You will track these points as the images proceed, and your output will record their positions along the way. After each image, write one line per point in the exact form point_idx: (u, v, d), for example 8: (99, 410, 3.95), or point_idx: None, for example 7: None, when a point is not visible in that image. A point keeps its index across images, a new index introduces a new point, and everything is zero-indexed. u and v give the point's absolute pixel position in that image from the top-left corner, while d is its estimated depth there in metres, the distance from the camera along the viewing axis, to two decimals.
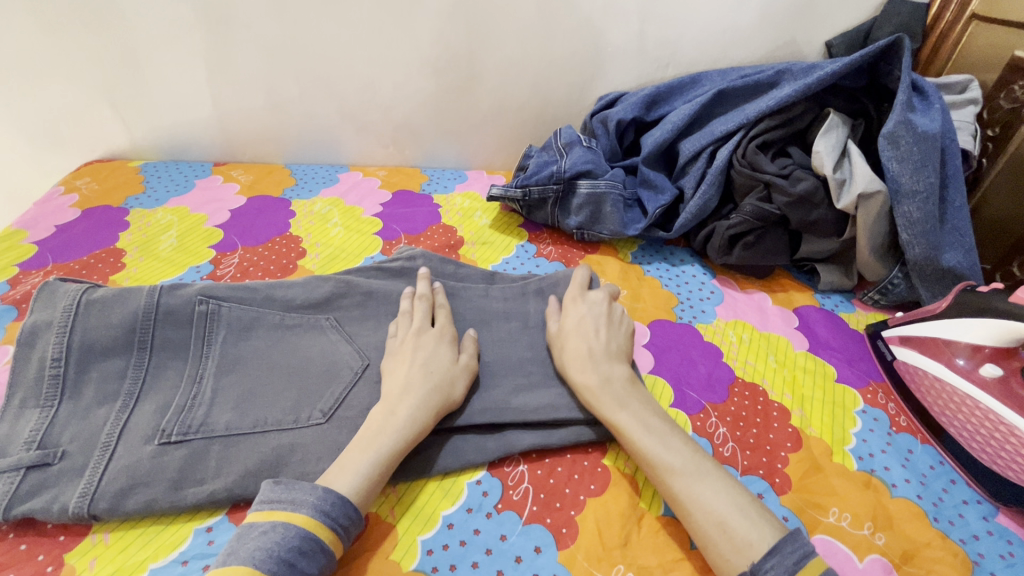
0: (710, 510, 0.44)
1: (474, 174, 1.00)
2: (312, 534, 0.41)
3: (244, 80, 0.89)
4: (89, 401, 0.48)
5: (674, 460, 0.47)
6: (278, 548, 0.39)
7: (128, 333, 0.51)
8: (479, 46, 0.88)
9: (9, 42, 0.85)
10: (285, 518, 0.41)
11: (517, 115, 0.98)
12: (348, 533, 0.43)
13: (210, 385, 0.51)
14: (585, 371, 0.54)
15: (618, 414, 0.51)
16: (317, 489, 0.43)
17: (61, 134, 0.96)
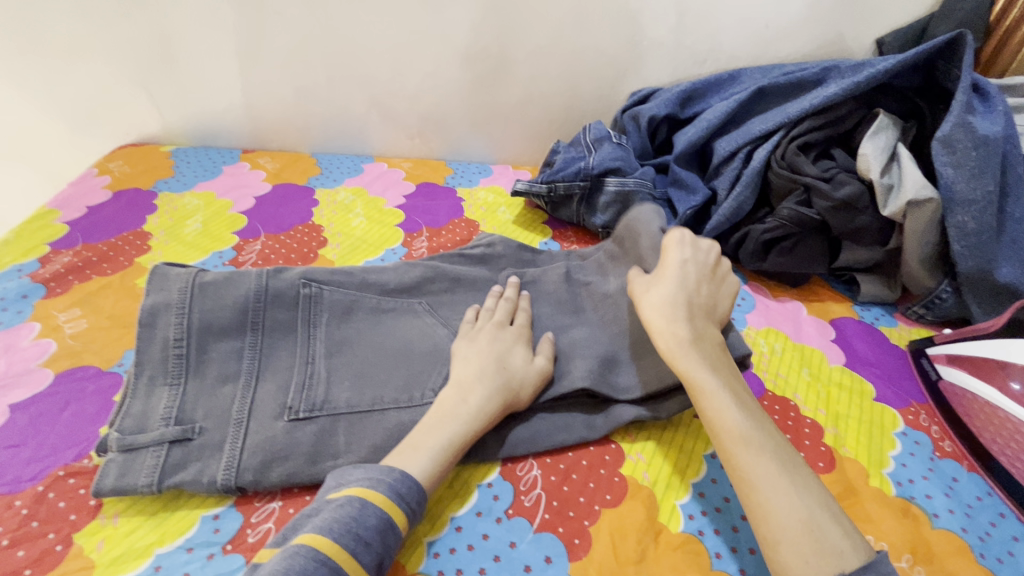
0: (798, 503, 0.40)
1: (499, 169, 0.99)
2: (387, 515, 0.40)
3: (274, 67, 0.89)
4: (212, 379, 0.51)
5: (765, 443, 0.43)
6: (359, 524, 0.39)
7: (241, 316, 0.53)
8: (510, 37, 0.86)
9: (50, 25, 0.86)
10: (362, 495, 0.41)
11: (546, 109, 0.96)
12: (417, 517, 0.43)
13: (323, 364, 0.54)
14: (677, 326, 0.50)
15: (704, 377, 0.47)
16: (395, 471, 0.43)
17: (96, 117, 0.97)
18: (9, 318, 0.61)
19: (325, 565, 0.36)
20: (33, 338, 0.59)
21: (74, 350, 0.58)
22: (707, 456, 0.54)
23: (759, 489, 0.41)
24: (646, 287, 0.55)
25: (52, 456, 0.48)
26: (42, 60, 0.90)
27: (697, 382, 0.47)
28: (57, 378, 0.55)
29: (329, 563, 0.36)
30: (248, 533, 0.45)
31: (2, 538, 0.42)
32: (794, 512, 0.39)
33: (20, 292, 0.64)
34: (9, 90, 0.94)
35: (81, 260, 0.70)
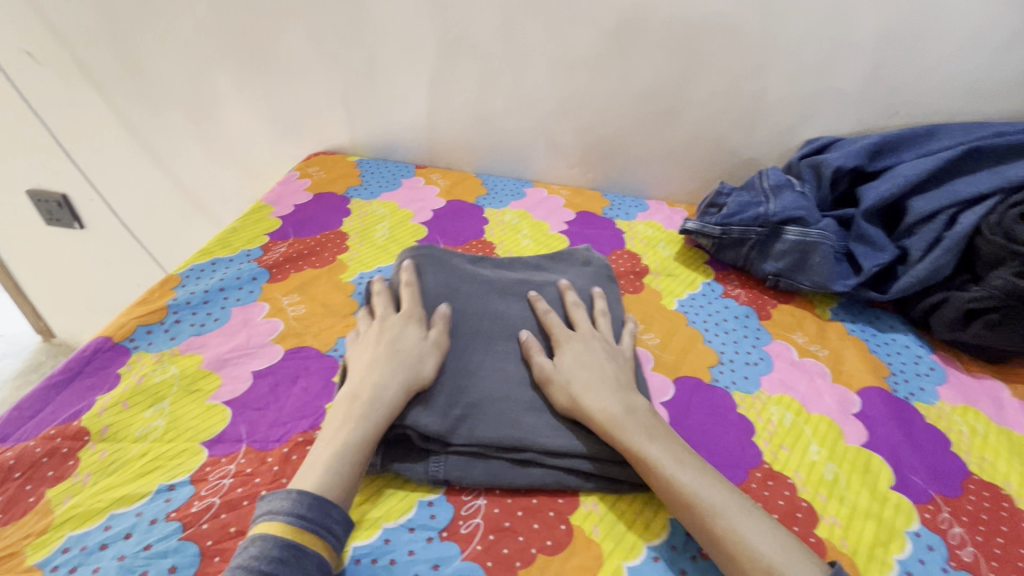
0: (758, 553, 0.42)
1: (654, 204, 1.00)
2: (289, 542, 0.39)
3: (461, 93, 0.98)
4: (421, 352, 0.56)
5: (713, 499, 0.45)
6: (259, 560, 0.38)
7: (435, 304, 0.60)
8: (690, 79, 0.89)
9: (283, 46, 1.00)
10: (264, 532, 0.40)
11: (711, 150, 0.96)
12: (333, 532, 0.42)
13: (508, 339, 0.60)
14: (605, 403, 0.51)
15: (646, 444, 0.49)
16: (289, 492, 0.42)
17: (298, 125, 1.10)
18: (244, 296, 0.71)
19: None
20: (265, 317, 0.67)
21: (298, 331, 0.66)
22: (911, 533, 0.51)
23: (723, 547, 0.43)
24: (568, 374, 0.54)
25: (291, 423, 0.55)
26: (268, 76, 1.05)
27: (642, 455, 0.48)
28: (287, 354, 0.63)
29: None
30: (460, 524, 0.47)
31: (261, 488, 0.48)
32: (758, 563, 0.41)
33: (251, 274, 0.74)
34: (234, 99, 1.09)
35: (295, 252, 0.79)
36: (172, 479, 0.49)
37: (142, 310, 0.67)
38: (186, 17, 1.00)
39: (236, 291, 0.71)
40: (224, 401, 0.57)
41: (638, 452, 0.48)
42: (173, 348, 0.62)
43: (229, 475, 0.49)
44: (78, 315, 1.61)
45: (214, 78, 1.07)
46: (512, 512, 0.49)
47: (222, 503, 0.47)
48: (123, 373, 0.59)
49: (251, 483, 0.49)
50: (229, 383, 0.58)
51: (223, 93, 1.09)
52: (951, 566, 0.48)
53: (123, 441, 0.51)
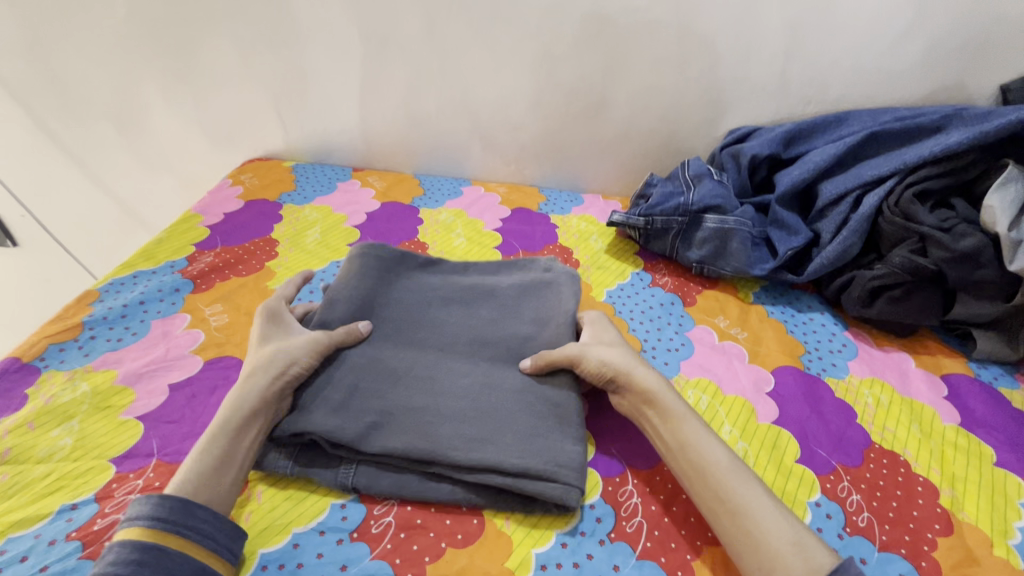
0: (780, 525, 0.44)
1: (590, 198, 1.01)
2: (149, 543, 0.40)
3: (392, 94, 0.98)
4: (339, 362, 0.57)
5: (742, 475, 0.48)
6: (115, 564, 0.39)
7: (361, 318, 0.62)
8: (615, 74, 0.90)
9: (207, 52, 0.98)
10: (124, 537, 0.40)
11: (641, 142, 0.98)
12: (200, 530, 0.42)
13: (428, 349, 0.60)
14: (651, 376, 0.55)
15: (686, 419, 0.52)
16: (150, 497, 0.42)
17: (231, 132, 1.09)
18: (165, 309, 0.69)
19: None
20: (185, 328, 0.67)
21: (219, 341, 0.65)
22: (812, 504, 0.53)
23: (734, 520, 0.45)
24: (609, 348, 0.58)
25: (205, 434, 0.54)
26: (195, 83, 1.02)
27: (680, 425, 0.51)
28: (206, 365, 0.62)
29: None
30: (372, 524, 0.48)
31: None
32: (784, 531, 0.44)
33: (173, 286, 0.73)
34: (163, 108, 1.07)
35: (221, 261, 0.78)
36: (76, 498, 0.48)
37: (55, 328, 0.65)
38: (105, 24, 0.97)
39: (156, 304, 0.70)
40: (136, 415, 0.56)
41: (681, 423, 0.51)
42: (86, 365, 0.61)
43: (137, 491, 0.49)
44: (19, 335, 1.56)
45: (140, 87, 1.05)
46: (424, 509, 0.50)
47: None
48: (31, 393, 0.57)
49: None
50: (143, 398, 0.58)
51: (151, 102, 1.06)
52: (847, 532, 0.50)
53: (27, 462, 0.51)
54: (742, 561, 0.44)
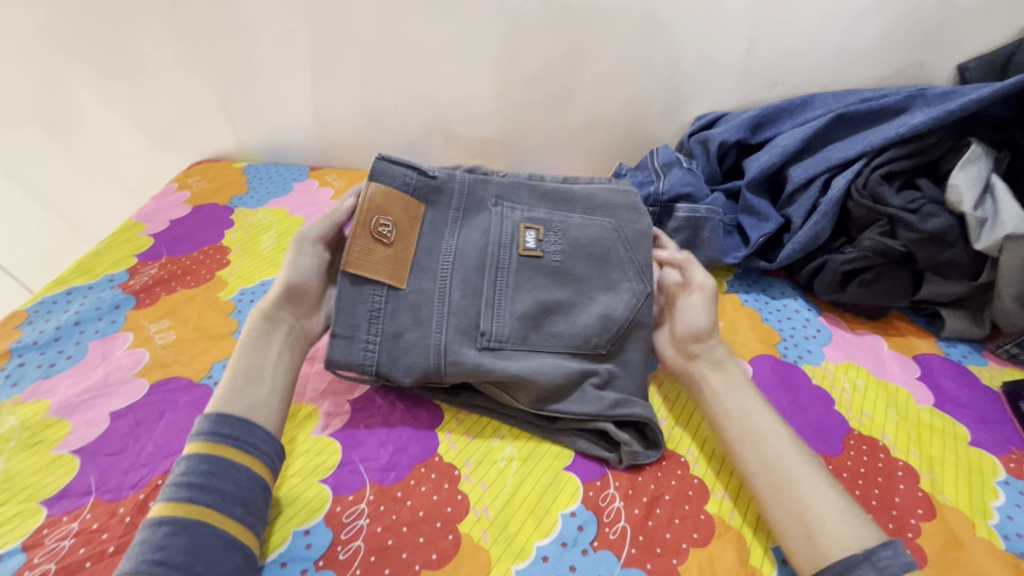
0: (831, 500, 0.45)
1: None
2: (213, 454, 0.43)
3: (347, 89, 0.92)
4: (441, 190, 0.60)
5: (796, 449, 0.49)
6: (190, 475, 0.42)
7: (450, 319, 0.55)
8: (579, 60, 0.87)
9: (141, 46, 0.91)
10: (190, 450, 0.44)
11: (609, 130, 0.96)
12: (261, 450, 0.46)
13: (511, 219, 0.60)
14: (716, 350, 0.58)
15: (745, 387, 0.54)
16: (208, 418, 0.45)
17: (176, 132, 1.02)
18: (105, 328, 0.64)
19: (167, 523, 0.39)
20: (127, 349, 0.61)
21: (165, 361, 0.60)
22: None
23: (793, 469, 0.47)
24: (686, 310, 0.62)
25: (150, 465, 0.49)
26: (130, 80, 0.95)
27: (738, 390, 0.54)
28: (152, 388, 0.57)
29: (168, 521, 0.40)
30: (339, 550, 0.45)
31: (109, 545, 0.43)
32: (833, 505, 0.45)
33: (113, 302, 0.67)
34: (97, 108, 0.99)
35: (166, 273, 0.72)
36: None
37: None
38: (27, 18, 0.88)
39: (94, 323, 0.64)
40: (72, 449, 0.50)
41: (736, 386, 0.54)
42: (14, 396, 0.55)
43: (72, 535, 0.44)
44: None
45: (69, 86, 0.96)
46: (396, 529, 0.46)
47: (59, 568, 0.42)
48: None
49: (95, 542, 0.43)
50: (79, 430, 0.52)
51: (83, 101, 0.98)
52: None
53: None
54: (781, 518, 0.46)
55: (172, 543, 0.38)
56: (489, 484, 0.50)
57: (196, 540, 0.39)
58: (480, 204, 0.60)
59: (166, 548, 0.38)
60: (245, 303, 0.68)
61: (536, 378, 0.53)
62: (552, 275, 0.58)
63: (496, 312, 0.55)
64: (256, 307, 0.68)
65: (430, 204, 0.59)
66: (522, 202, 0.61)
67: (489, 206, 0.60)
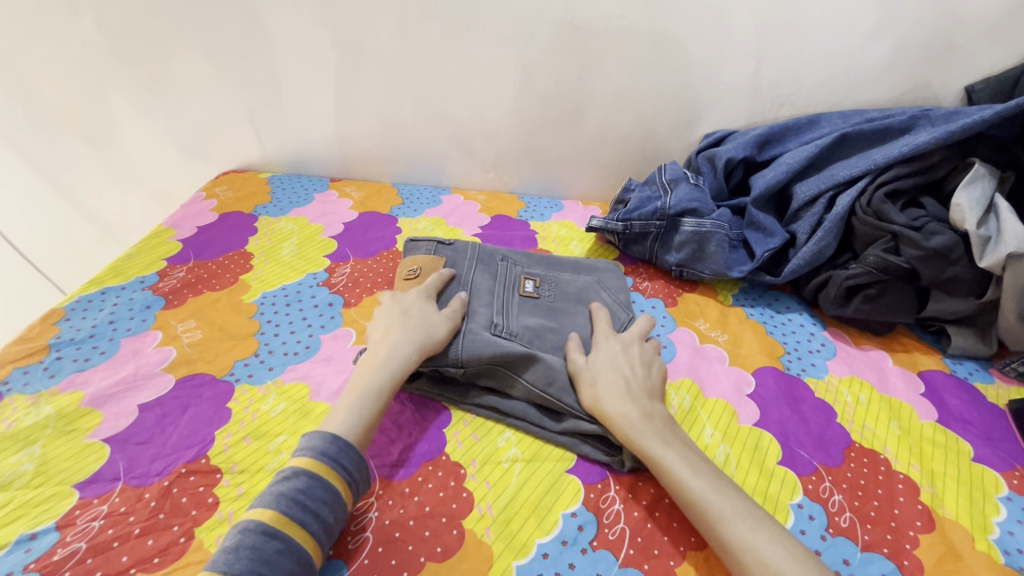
0: (768, 563, 0.42)
1: (570, 204, 1.01)
2: (328, 483, 0.45)
3: (368, 104, 0.97)
4: (459, 251, 0.73)
5: (719, 506, 0.46)
6: (305, 497, 0.44)
7: (469, 317, 0.63)
8: (591, 79, 0.90)
9: (178, 63, 0.96)
10: (311, 468, 0.46)
11: (619, 146, 0.99)
12: (359, 486, 0.48)
13: (514, 271, 0.72)
14: (623, 407, 0.54)
15: (660, 449, 0.50)
16: (333, 439, 0.47)
17: (206, 144, 1.07)
18: (136, 326, 0.68)
19: (279, 539, 0.41)
20: (157, 346, 0.65)
21: (191, 358, 0.63)
22: (794, 506, 0.52)
23: (721, 536, 0.45)
24: (590, 380, 0.57)
25: (174, 454, 0.52)
26: (166, 95, 1.01)
27: (648, 455, 0.50)
28: (178, 383, 0.60)
29: (279, 537, 0.41)
30: (349, 540, 0.47)
31: (135, 527, 0.46)
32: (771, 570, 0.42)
33: (145, 302, 0.71)
34: (133, 120, 1.05)
35: (193, 276, 0.76)
36: (36, 527, 0.46)
37: (20, 350, 0.63)
38: (73, 37, 0.94)
39: (126, 321, 0.68)
40: (103, 438, 0.54)
41: (649, 452, 0.50)
42: (51, 387, 0.59)
43: (101, 517, 0.47)
44: None
45: (109, 100, 1.02)
46: (403, 523, 0.48)
47: (89, 547, 0.45)
48: None
49: (123, 524, 0.46)
50: (110, 420, 0.56)
51: (121, 114, 1.04)
52: (830, 533, 0.50)
53: None
54: None
55: (278, 563, 0.40)
56: (494, 483, 0.52)
57: (297, 565, 0.41)
58: (490, 260, 0.73)
59: (273, 565, 0.40)
60: (266, 306, 0.72)
61: (542, 357, 0.59)
62: (547, 311, 0.68)
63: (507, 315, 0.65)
64: (277, 310, 0.71)
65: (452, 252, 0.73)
66: (521, 263, 0.74)
67: (498, 259, 0.73)
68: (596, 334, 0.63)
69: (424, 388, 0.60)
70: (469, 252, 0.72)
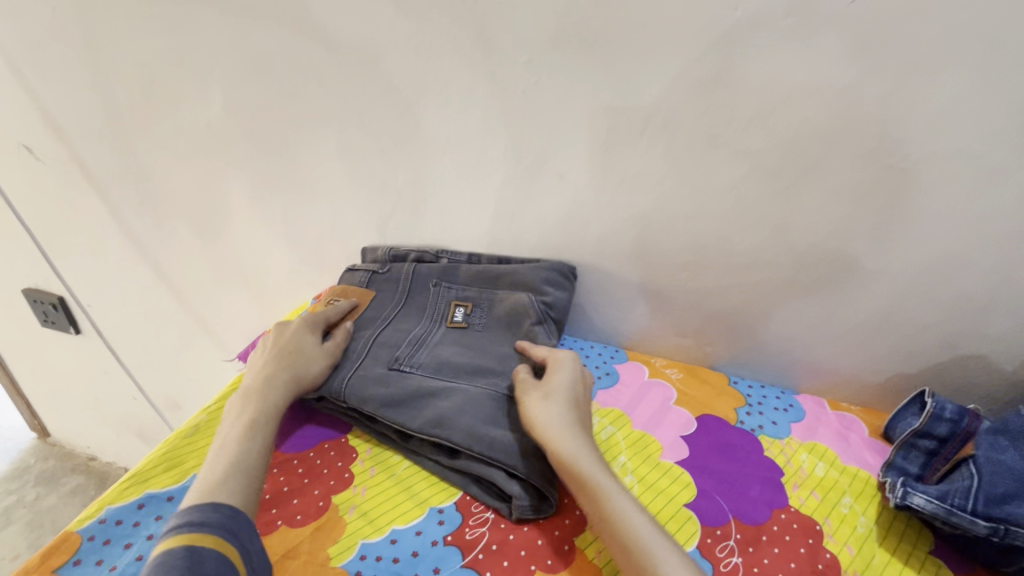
0: None
1: (812, 407, 0.67)
2: (217, 550, 0.37)
3: (534, 231, 0.72)
4: (393, 281, 0.73)
5: (654, 544, 0.42)
6: (183, 573, 0.35)
7: (369, 352, 0.62)
8: (886, 239, 0.58)
9: (309, 158, 0.78)
10: (190, 542, 0.37)
11: (907, 340, 0.63)
12: (253, 561, 0.39)
13: (445, 297, 0.70)
14: (569, 433, 0.50)
15: (601, 477, 0.47)
16: (219, 505, 0.41)
17: (322, 252, 0.87)
18: None
19: None
20: None
21: None
22: None
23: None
24: (540, 400, 0.54)
25: None
26: (287, 192, 0.83)
27: (587, 480, 0.46)
28: None
29: None
30: None
31: None
32: None
33: None
34: (247, 216, 0.88)
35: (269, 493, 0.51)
36: None
37: None
38: (200, 118, 0.79)
39: None
40: None
41: (583, 477, 0.47)
42: None
43: None
44: (79, 423, 1.42)
45: (226, 191, 0.86)
46: None
47: None
48: None
49: None
50: None
51: (235, 207, 0.88)
52: None
53: None
54: None
55: None
56: None
57: None
58: (423, 287, 0.72)
59: None
60: None
61: (428, 402, 0.56)
62: (469, 342, 0.65)
63: (416, 349, 0.63)
64: None
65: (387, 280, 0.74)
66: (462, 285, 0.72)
67: (430, 286, 0.71)
68: (547, 355, 0.60)
69: (327, 408, 0.61)
70: (405, 276, 0.72)
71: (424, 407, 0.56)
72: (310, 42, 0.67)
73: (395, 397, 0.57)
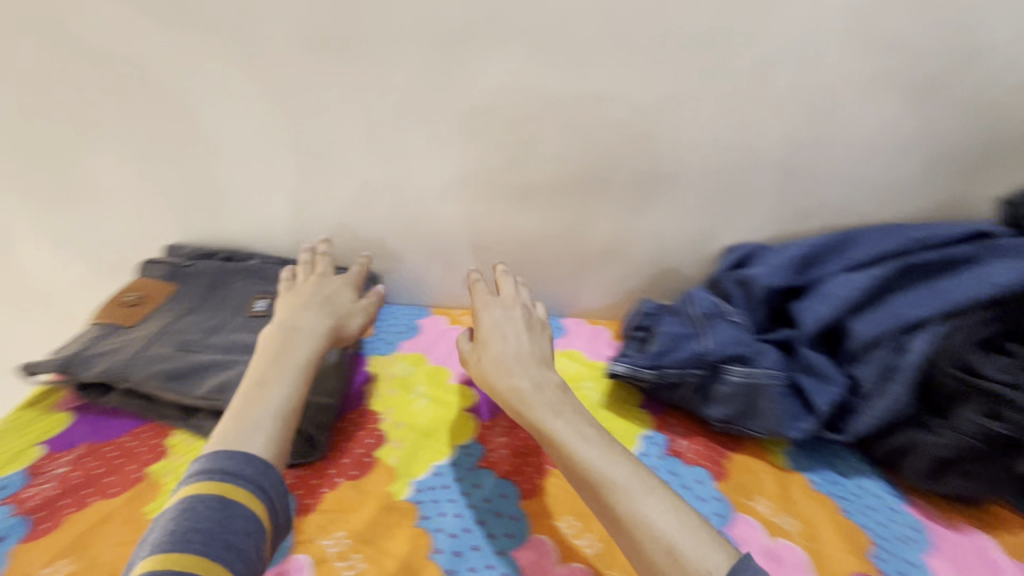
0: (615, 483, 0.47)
1: (573, 324, 0.87)
2: (241, 506, 0.42)
3: (328, 212, 0.80)
4: (194, 274, 0.77)
5: (619, 474, 0.48)
6: (202, 522, 0.40)
7: (158, 337, 0.67)
8: (593, 188, 0.78)
9: (90, 165, 0.78)
10: (221, 493, 0.42)
11: (628, 261, 0.85)
12: (274, 508, 0.45)
13: (250, 289, 0.76)
14: (519, 372, 0.60)
15: (521, 391, 0.58)
16: (253, 460, 0.45)
17: (126, 259, 0.88)
18: None
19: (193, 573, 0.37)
20: None
21: None
22: None
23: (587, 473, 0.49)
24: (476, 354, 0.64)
25: None
26: (74, 202, 0.82)
27: (511, 403, 0.58)
28: None
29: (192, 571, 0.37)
30: None
31: None
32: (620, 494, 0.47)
33: None
34: (34, 232, 0.85)
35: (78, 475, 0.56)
36: None
37: None
38: None
39: None
40: None
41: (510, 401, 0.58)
42: None
43: None
44: None
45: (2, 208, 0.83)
46: None
47: None
48: None
49: None
50: None
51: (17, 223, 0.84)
52: None
53: None
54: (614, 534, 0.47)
55: None
56: None
57: None
58: (227, 282, 0.77)
59: None
60: None
61: (214, 372, 0.63)
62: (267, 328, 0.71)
63: (209, 335, 0.68)
64: None
65: (182, 277, 0.77)
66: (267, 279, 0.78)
67: (235, 280, 0.77)
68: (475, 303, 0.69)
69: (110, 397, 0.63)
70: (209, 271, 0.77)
71: (207, 377, 0.62)
72: (68, 51, 0.68)
73: (182, 368, 0.63)
